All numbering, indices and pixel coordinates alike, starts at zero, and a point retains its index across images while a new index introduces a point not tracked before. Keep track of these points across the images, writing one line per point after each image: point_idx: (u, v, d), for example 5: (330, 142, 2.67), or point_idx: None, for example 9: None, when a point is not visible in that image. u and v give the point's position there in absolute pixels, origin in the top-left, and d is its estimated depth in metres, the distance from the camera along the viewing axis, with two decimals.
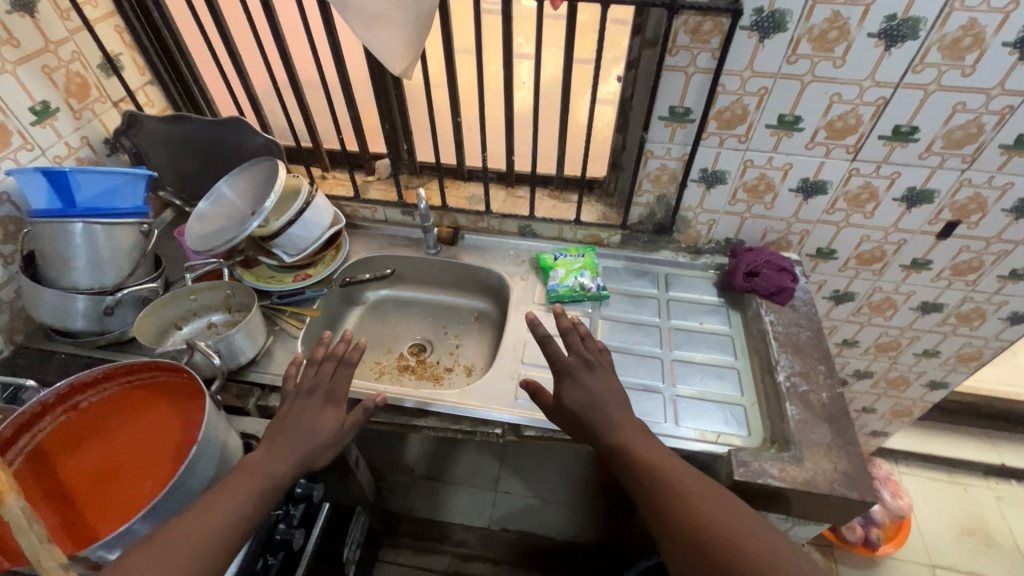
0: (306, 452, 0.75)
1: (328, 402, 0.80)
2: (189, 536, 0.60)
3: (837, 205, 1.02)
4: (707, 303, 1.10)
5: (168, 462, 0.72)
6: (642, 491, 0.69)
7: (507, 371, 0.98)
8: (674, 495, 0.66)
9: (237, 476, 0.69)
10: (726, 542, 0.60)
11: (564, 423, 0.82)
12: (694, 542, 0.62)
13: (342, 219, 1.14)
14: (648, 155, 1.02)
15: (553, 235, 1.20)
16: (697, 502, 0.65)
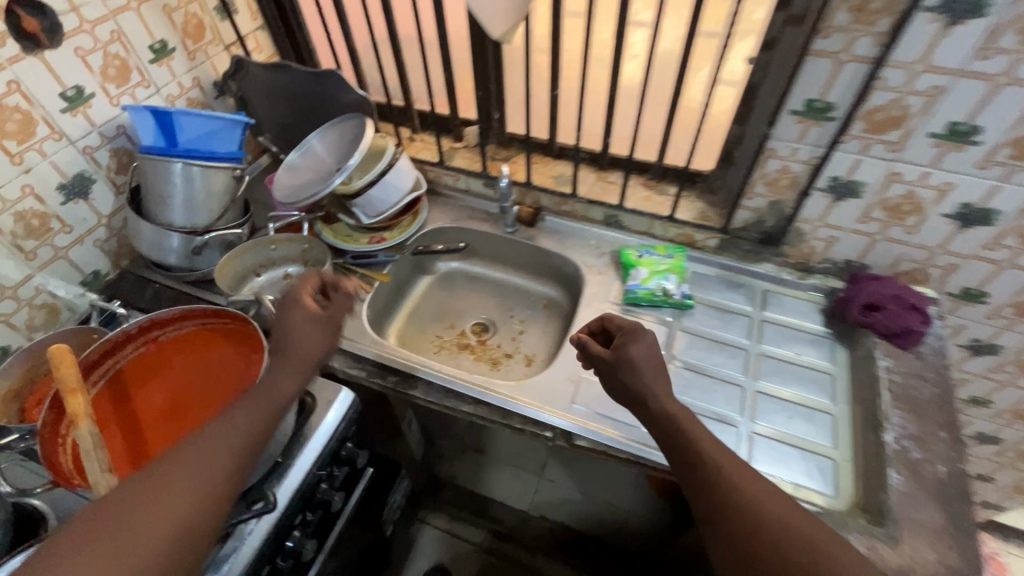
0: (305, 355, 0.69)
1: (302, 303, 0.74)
2: (179, 490, 0.51)
3: (1004, 242, 0.82)
4: (809, 333, 0.96)
5: (223, 402, 0.76)
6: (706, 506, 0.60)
7: (567, 371, 0.91)
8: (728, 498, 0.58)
9: (224, 416, 0.60)
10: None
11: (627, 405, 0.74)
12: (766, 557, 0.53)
13: (423, 186, 1.11)
14: (767, 154, 0.87)
15: (640, 229, 1.09)
16: (788, 538, 0.53)
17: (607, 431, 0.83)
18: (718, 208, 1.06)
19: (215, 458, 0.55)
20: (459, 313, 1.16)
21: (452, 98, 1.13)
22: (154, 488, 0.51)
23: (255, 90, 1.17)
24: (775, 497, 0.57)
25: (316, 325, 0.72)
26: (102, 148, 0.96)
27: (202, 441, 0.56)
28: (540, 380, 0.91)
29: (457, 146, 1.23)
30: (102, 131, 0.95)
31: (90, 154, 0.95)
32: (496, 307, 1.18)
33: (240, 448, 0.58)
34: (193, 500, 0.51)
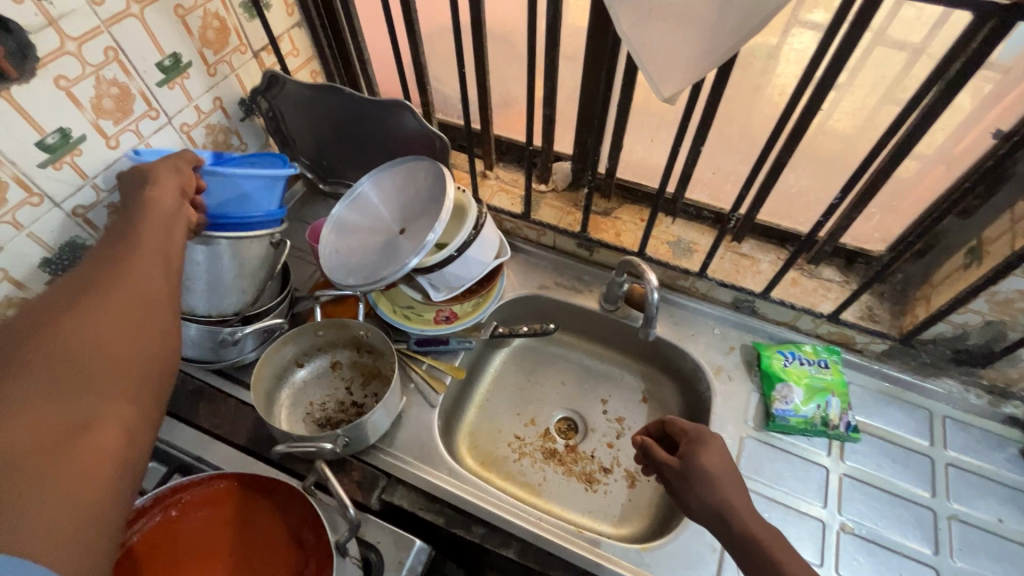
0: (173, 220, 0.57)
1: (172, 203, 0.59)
2: (121, 315, 0.43)
3: None
4: (1011, 486, 0.74)
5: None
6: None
7: (704, 536, 0.70)
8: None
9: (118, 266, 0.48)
10: None
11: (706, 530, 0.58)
12: None
13: (508, 250, 0.88)
14: (1011, 270, 0.63)
15: (780, 320, 0.87)
16: None
17: None
18: (889, 305, 0.82)
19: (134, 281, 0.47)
20: (541, 404, 0.94)
21: (548, 135, 0.88)
22: (68, 303, 0.42)
23: (294, 110, 0.91)
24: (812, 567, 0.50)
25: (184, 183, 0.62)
26: (98, 206, 0.72)
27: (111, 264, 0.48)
28: (671, 544, 0.70)
29: (543, 189, 0.98)
30: (96, 183, 0.71)
31: (83, 216, 0.71)
32: (585, 397, 0.94)
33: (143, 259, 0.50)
34: (126, 312, 0.44)
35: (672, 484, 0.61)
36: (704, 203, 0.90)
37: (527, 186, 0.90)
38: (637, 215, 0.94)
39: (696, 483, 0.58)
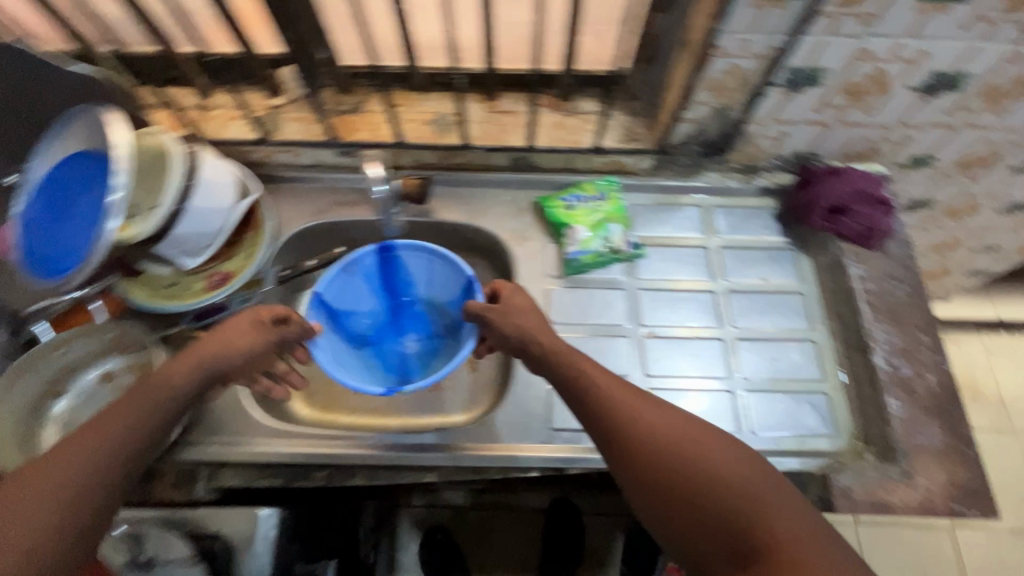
0: (216, 366, 0.60)
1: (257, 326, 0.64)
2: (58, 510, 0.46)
3: (965, 104, 0.72)
4: (768, 247, 0.85)
5: None
6: (664, 487, 0.52)
7: (532, 390, 0.75)
8: (631, 426, 0.56)
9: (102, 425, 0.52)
10: (715, 496, 0.49)
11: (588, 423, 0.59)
12: (665, 491, 0.52)
13: (257, 186, 0.78)
14: (712, 53, 0.66)
15: (557, 166, 0.87)
16: (672, 476, 0.52)
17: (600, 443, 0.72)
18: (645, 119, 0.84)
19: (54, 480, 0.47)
20: None
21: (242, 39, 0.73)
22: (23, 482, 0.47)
23: None
24: (664, 413, 0.57)
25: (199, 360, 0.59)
26: None
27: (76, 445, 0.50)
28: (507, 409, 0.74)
29: (279, 103, 0.85)
30: None
31: None
32: None
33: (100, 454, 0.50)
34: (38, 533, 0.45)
35: (498, 325, 0.67)
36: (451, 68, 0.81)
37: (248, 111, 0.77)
38: (389, 102, 0.84)
39: (511, 317, 0.67)
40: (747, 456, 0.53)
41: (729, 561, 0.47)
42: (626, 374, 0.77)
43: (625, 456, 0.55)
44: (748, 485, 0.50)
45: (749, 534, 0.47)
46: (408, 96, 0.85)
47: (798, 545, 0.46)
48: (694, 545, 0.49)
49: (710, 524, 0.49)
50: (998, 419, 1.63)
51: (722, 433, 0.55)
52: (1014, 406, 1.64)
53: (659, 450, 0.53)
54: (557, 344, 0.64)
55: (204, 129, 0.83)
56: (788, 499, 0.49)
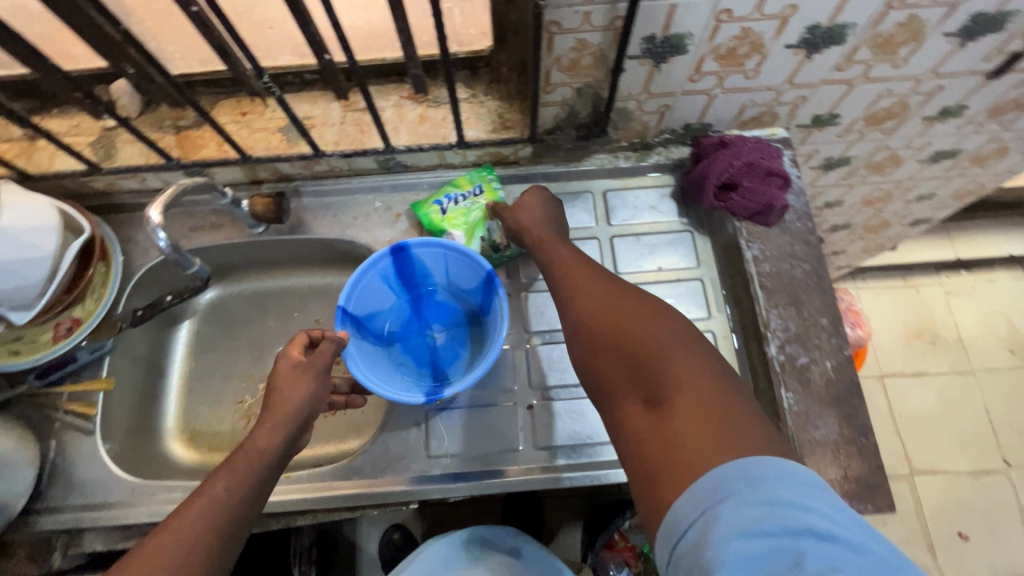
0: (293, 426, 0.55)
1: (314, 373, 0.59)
2: None
3: (855, 58, 0.64)
4: (664, 230, 0.79)
5: None
6: (589, 342, 0.52)
7: (407, 416, 0.69)
8: (581, 292, 0.55)
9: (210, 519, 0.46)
10: (633, 349, 0.48)
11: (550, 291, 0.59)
12: (600, 352, 0.51)
13: (87, 224, 0.71)
14: (552, 29, 0.57)
15: (432, 164, 0.79)
16: (599, 321, 0.52)
17: (482, 467, 0.67)
18: (516, 103, 0.75)
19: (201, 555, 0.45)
20: (256, 353, 0.85)
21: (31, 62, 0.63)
22: None
23: None
24: (610, 288, 0.54)
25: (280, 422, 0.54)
26: None
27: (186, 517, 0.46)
28: (380, 440, 0.68)
29: (112, 124, 0.76)
30: None
31: None
32: (297, 327, 0.86)
33: (230, 521, 0.48)
34: None
35: (524, 224, 0.66)
36: (299, 65, 0.74)
37: (63, 143, 0.69)
38: (236, 110, 0.76)
39: (522, 214, 0.67)
40: (686, 329, 0.49)
41: (642, 407, 0.46)
42: (511, 387, 0.71)
43: (578, 318, 0.53)
44: (666, 347, 0.47)
45: (656, 384, 0.46)
46: (256, 103, 0.76)
47: (694, 392, 0.44)
48: (614, 390, 0.49)
49: (636, 370, 0.47)
50: (956, 360, 1.60)
51: (677, 313, 0.51)
52: (971, 345, 1.61)
53: (611, 317, 0.51)
54: (535, 234, 0.64)
55: (30, 161, 0.75)
56: (703, 367, 0.46)
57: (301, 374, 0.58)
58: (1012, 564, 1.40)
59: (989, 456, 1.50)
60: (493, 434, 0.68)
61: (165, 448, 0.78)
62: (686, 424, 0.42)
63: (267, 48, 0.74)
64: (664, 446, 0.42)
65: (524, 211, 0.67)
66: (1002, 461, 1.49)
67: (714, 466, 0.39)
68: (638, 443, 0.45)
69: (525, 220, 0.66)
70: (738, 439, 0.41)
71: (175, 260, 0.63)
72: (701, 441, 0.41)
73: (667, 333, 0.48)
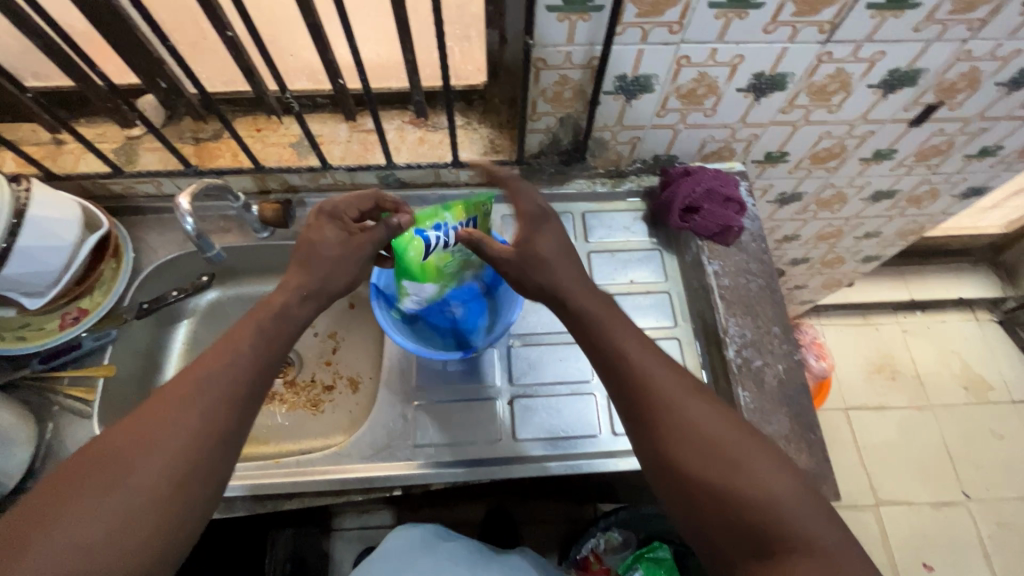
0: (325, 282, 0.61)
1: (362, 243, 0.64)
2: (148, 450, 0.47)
3: (796, 102, 0.75)
4: (636, 249, 0.87)
5: None
6: (686, 480, 0.50)
7: (394, 408, 0.74)
8: (675, 416, 0.52)
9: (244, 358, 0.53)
10: (744, 497, 0.47)
11: (626, 407, 0.55)
12: (699, 492, 0.49)
13: (106, 221, 0.77)
14: (538, 65, 0.67)
15: (428, 181, 0.87)
16: (705, 457, 0.50)
17: (462, 456, 0.71)
18: (506, 131, 0.84)
19: (193, 431, 0.48)
20: None
21: (74, 71, 0.71)
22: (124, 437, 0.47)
23: None
24: (711, 415, 0.52)
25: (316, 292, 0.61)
26: None
27: (187, 380, 0.50)
28: (369, 429, 0.73)
29: (137, 134, 0.83)
30: None
31: None
32: None
33: (228, 402, 0.51)
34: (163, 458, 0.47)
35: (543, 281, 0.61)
36: (313, 90, 0.82)
37: (92, 146, 0.75)
38: (252, 126, 0.84)
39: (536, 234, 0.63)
40: (780, 459, 0.50)
41: (748, 550, 0.46)
42: (493, 384, 0.76)
43: (654, 441, 0.52)
44: (764, 481, 0.48)
45: (768, 534, 0.46)
46: (271, 121, 0.84)
47: (809, 550, 0.44)
48: (711, 532, 0.48)
49: (735, 503, 0.47)
50: (915, 394, 1.69)
51: (762, 436, 0.52)
52: (928, 381, 1.71)
53: (701, 438, 0.50)
54: (576, 301, 0.60)
55: (55, 163, 0.81)
56: (802, 506, 0.47)
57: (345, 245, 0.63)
58: None
59: (950, 489, 1.56)
60: (475, 426, 0.73)
61: None
62: (804, 575, 0.43)
63: (285, 73, 0.82)
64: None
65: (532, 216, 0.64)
66: (962, 494, 1.55)
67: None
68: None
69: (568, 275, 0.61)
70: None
71: (196, 241, 0.68)
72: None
73: (777, 481, 0.48)
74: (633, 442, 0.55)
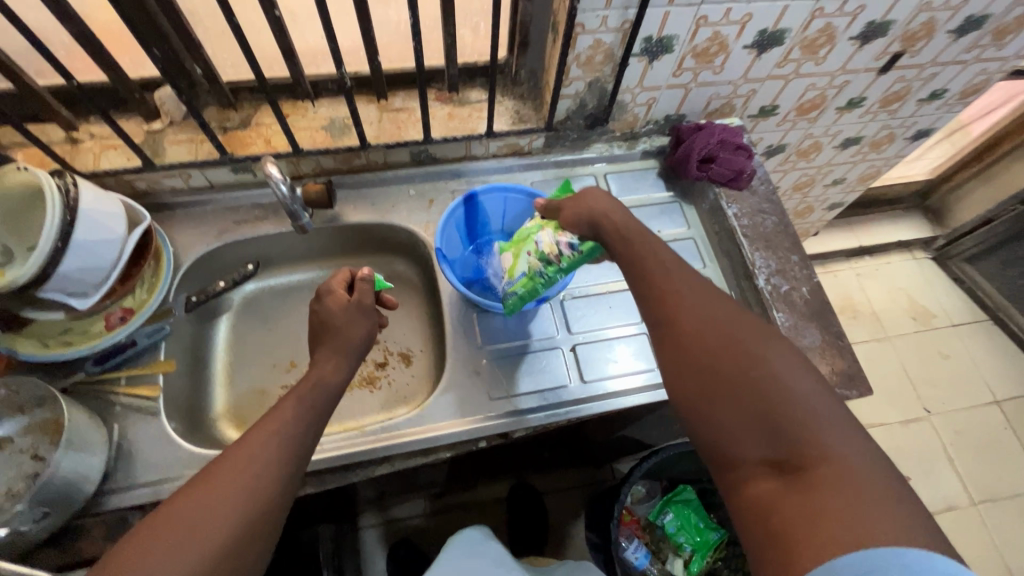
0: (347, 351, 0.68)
1: (359, 314, 0.71)
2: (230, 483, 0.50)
3: (790, 57, 0.85)
4: (658, 203, 0.95)
5: None
6: (714, 385, 0.52)
7: (466, 367, 0.78)
8: (707, 322, 0.55)
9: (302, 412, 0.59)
10: (770, 403, 0.48)
11: (661, 318, 0.58)
12: (725, 396, 0.51)
13: (146, 215, 0.75)
14: (576, 30, 0.72)
15: (458, 156, 0.90)
16: (730, 362, 0.52)
17: (540, 401, 0.76)
18: (531, 102, 0.89)
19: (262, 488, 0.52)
20: (295, 340, 0.89)
21: (106, 62, 0.69)
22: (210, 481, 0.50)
23: None
24: (744, 323, 0.54)
25: (340, 353, 0.67)
26: None
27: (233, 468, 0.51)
28: (446, 389, 0.76)
29: (158, 127, 0.81)
30: None
31: None
32: None
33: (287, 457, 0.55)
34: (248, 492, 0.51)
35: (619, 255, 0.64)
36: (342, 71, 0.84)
37: (123, 138, 0.73)
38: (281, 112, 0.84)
39: (619, 219, 0.65)
40: (810, 371, 0.50)
41: (762, 462, 0.47)
42: (553, 334, 0.81)
43: (677, 349, 0.56)
44: (790, 388, 0.49)
45: (795, 446, 0.46)
46: (300, 106, 0.85)
47: (839, 465, 0.44)
48: (735, 442, 0.49)
49: (753, 410, 0.49)
50: (874, 328, 1.89)
51: (796, 350, 0.52)
52: (883, 315, 1.91)
53: (721, 345, 0.53)
54: (636, 245, 0.63)
55: (74, 163, 0.77)
56: (823, 415, 0.47)
57: (349, 309, 0.70)
58: (945, 495, 1.63)
59: (913, 407, 1.76)
60: (546, 374, 0.78)
61: (217, 433, 0.79)
62: (825, 485, 0.43)
63: (312, 57, 0.83)
64: (801, 507, 0.43)
65: (598, 206, 0.67)
66: (924, 410, 1.76)
67: (861, 539, 0.40)
68: (761, 505, 0.46)
69: (629, 225, 0.65)
70: (882, 512, 0.41)
71: (288, 203, 0.74)
72: (847, 513, 0.41)
73: (803, 393, 0.48)
74: (659, 351, 0.58)
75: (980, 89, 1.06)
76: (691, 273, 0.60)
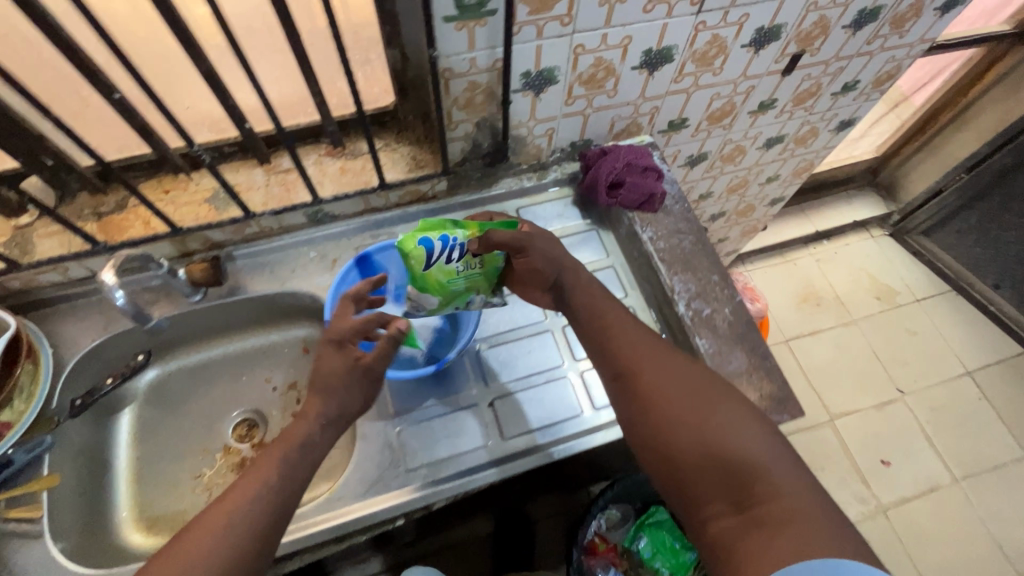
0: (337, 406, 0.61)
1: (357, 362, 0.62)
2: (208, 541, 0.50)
3: (684, 71, 0.82)
4: (574, 233, 0.91)
5: None
6: (669, 426, 0.58)
7: (377, 439, 0.73)
8: (662, 374, 0.61)
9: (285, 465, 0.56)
10: (721, 443, 0.54)
11: (619, 370, 0.64)
12: (682, 440, 0.56)
13: (12, 320, 0.69)
14: (446, 75, 0.69)
15: (357, 210, 0.86)
16: (683, 410, 0.58)
17: (458, 467, 0.71)
18: (426, 146, 0.85)
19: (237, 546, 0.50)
20: (208, 423, 0.84)
21: None
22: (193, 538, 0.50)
23: None
24: (695, 374, 0.61)
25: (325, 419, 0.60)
26: None
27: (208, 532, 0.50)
28: (356, 466, 0.71)
29: (25, 222, 0.77)
30: None
31: None
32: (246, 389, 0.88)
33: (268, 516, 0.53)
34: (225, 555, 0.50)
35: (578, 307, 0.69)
36: (218, 139, 0.79)
37: None
38: (159, 189, 0.80)
39: (577, 274, 0.71)
40: (755, 415, 0.57)
41: (721, 502, 0.52)
42: (470, 390, 0.77)
43: (637, 398, 0.61)
44: (737, 432, 0.55)
45: (747, 482, 0.52)
46: (179, 179, 0.80)
47: (786, 497, 0.50)
48: (694, 481, 0.54)
49: (710, 452, 0.55)
50: (839, 313, 1.86)
51: (744, 397, 0.59)
52: (847, 299, 1.89)
53: (679, 394, 0.59)
54: (590, 302, 0.69)
55: None
56: (772, 454, 0.53)
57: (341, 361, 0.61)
58: (928, 476, 1.61)
59: (887, 389, 1.74)
60: (463, 436, 0.74)
61: (122, 540, 0.74)
62: (778, 518, 0.48)
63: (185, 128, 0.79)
64: (755, 540, 0.48)
65: (549, 253, 0.70)
66: (897, 391, 1.73)
67: (804, 558, 0.45)
68: (721, 544, 0.51)
69: (581, 279, 0.71)
70: (824, 535, 0.47)
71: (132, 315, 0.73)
72: (794, 541, 0.46)
73: (751, 435, 0.55)
74: (619, 402, 0.63)
75: (893, 75, 1.04)
76: (647, 331, 0.67)
